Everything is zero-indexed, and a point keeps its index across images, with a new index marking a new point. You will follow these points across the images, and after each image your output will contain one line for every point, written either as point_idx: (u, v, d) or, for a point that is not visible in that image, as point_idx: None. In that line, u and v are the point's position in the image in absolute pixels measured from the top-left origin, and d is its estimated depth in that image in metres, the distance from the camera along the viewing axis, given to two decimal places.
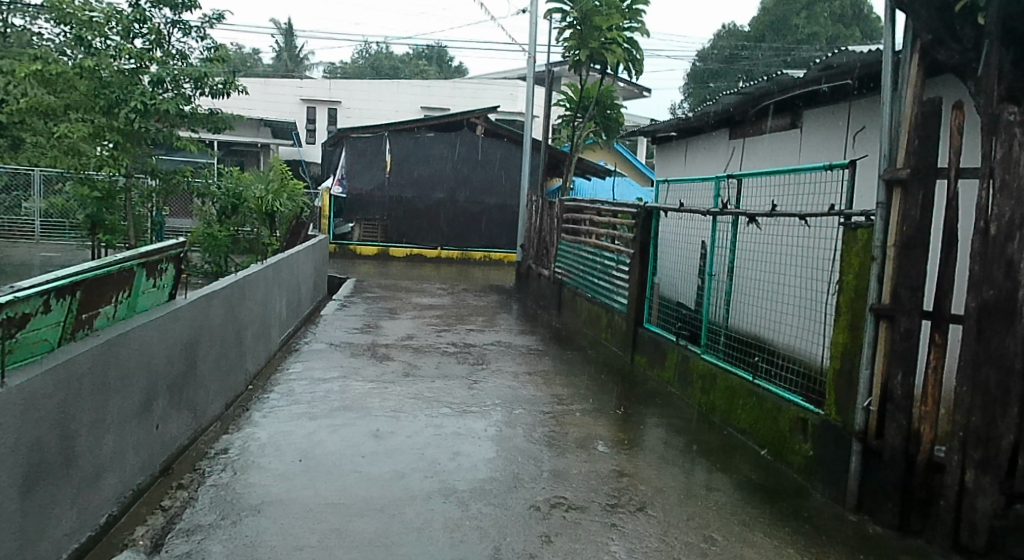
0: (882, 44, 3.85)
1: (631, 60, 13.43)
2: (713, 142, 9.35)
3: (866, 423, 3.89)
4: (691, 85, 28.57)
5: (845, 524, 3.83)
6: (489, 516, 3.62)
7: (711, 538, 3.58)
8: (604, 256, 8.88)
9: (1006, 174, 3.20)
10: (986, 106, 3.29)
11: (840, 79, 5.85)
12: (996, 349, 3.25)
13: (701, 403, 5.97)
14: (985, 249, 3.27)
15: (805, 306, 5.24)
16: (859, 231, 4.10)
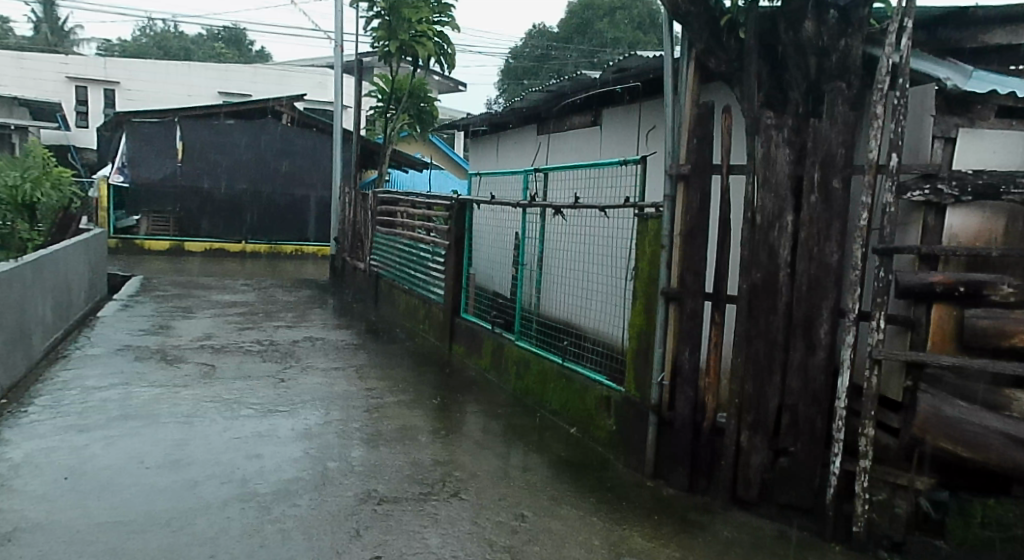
0: (663, 50, 4.15)
1: (443, 54, 13.49)
2: (522, 137, 9.67)
3: (660, 397, 4.21)
4: (506, 82, 29.27)
5: (643, 490, 4.13)
6: (292, 519, 3.49)
7: (522, 515, 3.71)
8: (419, 248, 8.90)
9: (766, 170, 3.60)
10: (748, 110, 3.68)
11: (631, 81, 6.26)
12: (764, 325, 3.63)
13: (515, 388, 6.18)
14: (753, 236, 3.65)
15: (605, 289, 5.49)
16: (650, 221, 4.43)
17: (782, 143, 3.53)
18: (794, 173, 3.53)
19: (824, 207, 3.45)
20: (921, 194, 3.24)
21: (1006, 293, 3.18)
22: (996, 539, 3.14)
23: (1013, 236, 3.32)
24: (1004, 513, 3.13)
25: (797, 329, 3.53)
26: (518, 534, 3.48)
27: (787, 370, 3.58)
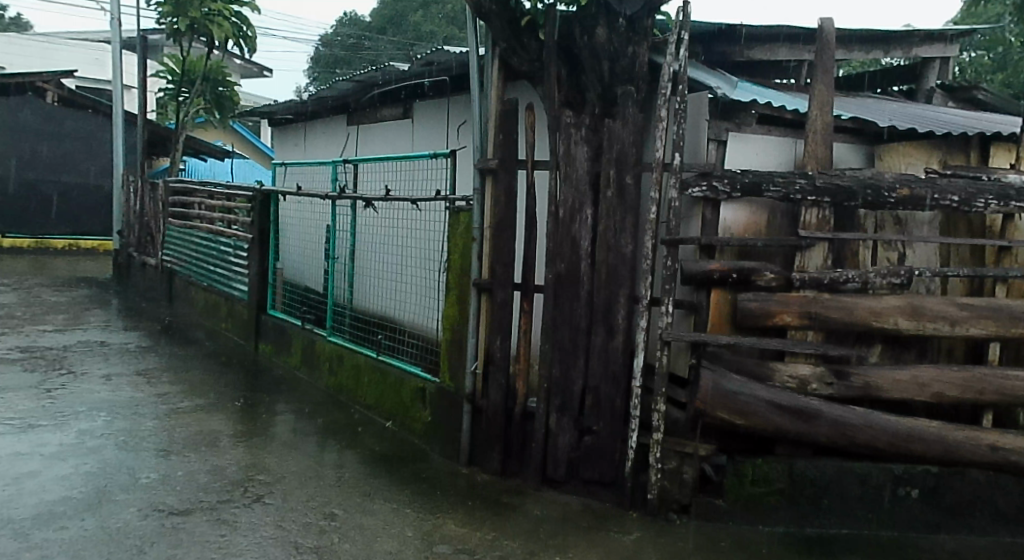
0: (467, 46, 4.23)
1: (242, 35, 12.74)
2: (330, 127, 9.40)
3: (473, 385, 4.30)
4: (316, 70, 28.23)
5: (457, 477, 4.21)
6: (61, 543, 3.16)
7: (332, 514, 3.65)
8: (219, 241, 8.37)
9: (566, 166, 3.80)
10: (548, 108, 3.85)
11: (440, 74, 6.30)
12: (568, 313, 3.83)
13: (328, 385, 6.03)
14: (557, 229, 3.84)
15: (418, 281, 5.49)
16: (461, 214, 4.51)
17: (580, 141, 3.75)
18: (592, 170, 3.77)
19: (619, 201, 3.71)
20: (701, 190, 3.59)
21: (770, 278, 3.64)
22: (763, 493, 3.61)
23: (773, 230, 3.80)
24: (769, 470, 3.62)
25: (598, 315, 3.77)
26: (325, 533, 3.42)
27: (590, 354, 3.82)
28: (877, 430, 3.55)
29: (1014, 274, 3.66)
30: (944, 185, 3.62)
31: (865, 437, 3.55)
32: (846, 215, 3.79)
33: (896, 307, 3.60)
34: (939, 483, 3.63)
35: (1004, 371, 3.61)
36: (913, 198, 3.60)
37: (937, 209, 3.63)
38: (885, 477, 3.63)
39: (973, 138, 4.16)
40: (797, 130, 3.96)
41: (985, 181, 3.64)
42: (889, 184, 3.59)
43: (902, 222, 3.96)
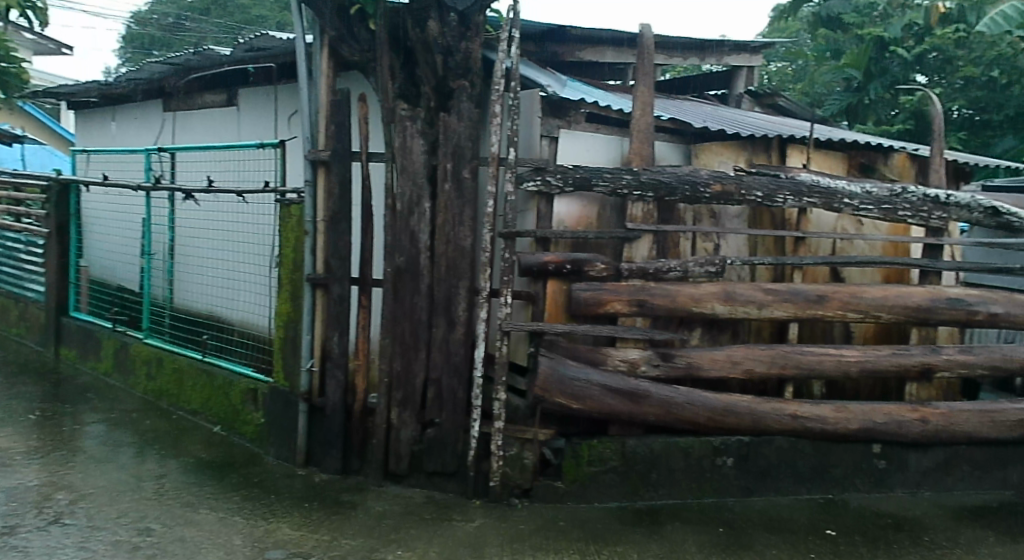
0: (295, 32, 4.07)
1: (33, 8, 11.41)
2: (143, 113, 8.68)
3: (310, 384, 4.17)
4: (127, 50, 25.88)
5: (293, 479, 4.07)
6: None
7: (148, 529, 3.40)
8: (8, 237, 7.47)
9: (403, 159, 3.77)
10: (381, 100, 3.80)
11: (264, 61, 6.01)
12: (408, 306, 3.82)
13: (147, 391, 5.59)
14: (394, 223, 3.80)
15: (246, 277, 5.21)
16: (292, 207, 4.34)
17: (416, 134, 3.75)
18: (429, 163, 3.77)
19: (456, 195, 3.75)
20: (535, 185, 3.71)
21: (601, 269, 3.83)
22: (598, 472, 3.81)
23: (604, 222, 4.01)
24: (603, 450, 3.82)
25: (439, 308, 3.78)
26: (140, 550, 3.17)
27: (431, 347, 3.83)
28: (697, 406, 3.86)
29: (807, 262, 4.12)
30: (750, 183, 4.00)
31: (688, 413, 3.85)
32: (668, 210, 4.08)
33: (712, 293, 3.93)
34: (751, 450, 4.02)
35: (801, 348, 4.05)
36: (724, 194, 3.95)
37: (744, 204, 4.00)
38: (705, 449, 3.96)
39: (773, 141, 4.72)
40: (622, 129, 4.16)
41: (783, 179, 4.07)
42: (704, 181, 3.92)
43: (716, 216, 4.31)
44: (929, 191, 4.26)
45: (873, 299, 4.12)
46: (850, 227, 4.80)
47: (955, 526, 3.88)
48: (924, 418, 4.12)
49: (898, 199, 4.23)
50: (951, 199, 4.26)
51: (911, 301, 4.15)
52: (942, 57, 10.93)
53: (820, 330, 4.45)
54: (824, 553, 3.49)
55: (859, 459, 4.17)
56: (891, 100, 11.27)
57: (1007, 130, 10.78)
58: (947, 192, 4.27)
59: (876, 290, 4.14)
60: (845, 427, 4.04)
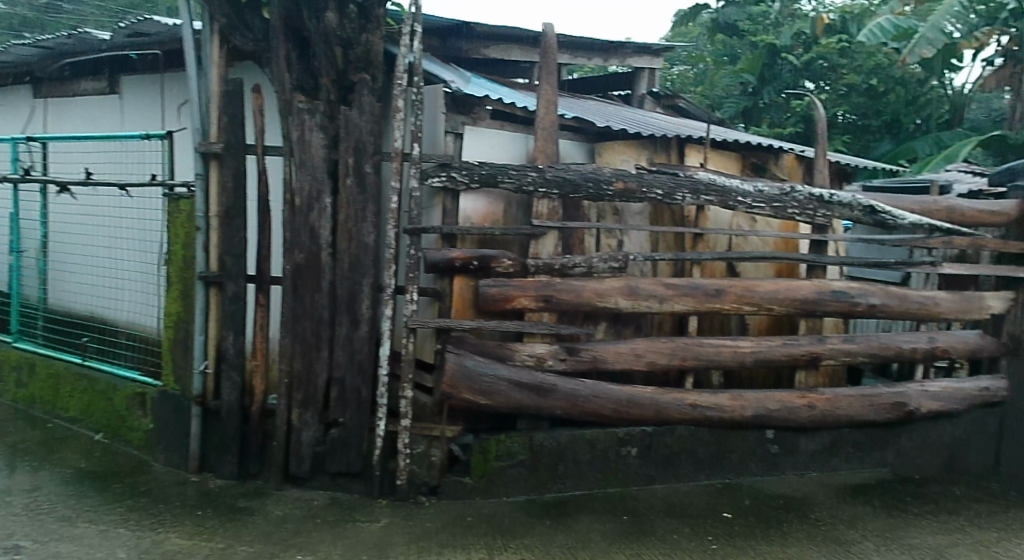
0: (180, 18, 3.89)
1: None
2: (11, 99, 8.06)
3: (203, 386, 4.00)
4: None
5: (186, 487, 3.90)
6: None
7: (19, 546, 3.19)
8: None
9: (302, 153, 3.67)
10: (278, 92, 3.69)
11: (148, 47, 5.72)
12: (309, 304, 3.73)
13: (17, 398, 5.22)
14: (293, 218, 3.70)
15: (131, 276, 4.95)
16: (181, 201, 4.15)
17: (315, 129, 3.66)
18: (329, 158, 3.69)
19: (359, 190, 3.69)
20: (440, 180, 3.69)
21: (507, 265, 3.84)
22: (505, 466, 3.85)
23: (510, 220, 4.04)
24: (511, 444, 3.86)
25: (341, 305, 3.71)
26: None
27: (334, 345, 3.75)
28: (602, 398, 3.96)
29: (706, 257, 4.28)
30: (651, 181, 4.12)
31: (593, 405, 3.93)
32: (573, 207, 4.17)
33: (616, 288, 4.03)
34: (653, 440, 4.15)
35: (700, 339, 4.22)
36: (626, 191, 4.06)
37: (645, 201, 4.12)
38: (610, 439, 4.05)
39: (672, 141, 4.89)
40: (528, 127, 4.21)
41: (681, 178, 4.21)
42: (607, 178, 4.00)
43: (620, 212, 4.42)
44: (814, 190, 4.51)
45: (766, 292, 4.33)
46: (745, 224, 5.03)
47: (839, 504, 4.14)
48: (812, 403, 4.38)
49: (787, 197, 4.45)
50: (834, 198, 4.53)
51: (799, 294, 4.39)
52: (827, 65, 11.61)
53: (718, 322, 4.64)
54: (721, 535, 3.65)
55: (754, 444, 4.37)
56: (782, 104, 11.88)
57: (885, 135, 11.58)
58: (831, 192, 4.53)
59: (768, 284, 4.36)
60: (740, 414, 4.23)
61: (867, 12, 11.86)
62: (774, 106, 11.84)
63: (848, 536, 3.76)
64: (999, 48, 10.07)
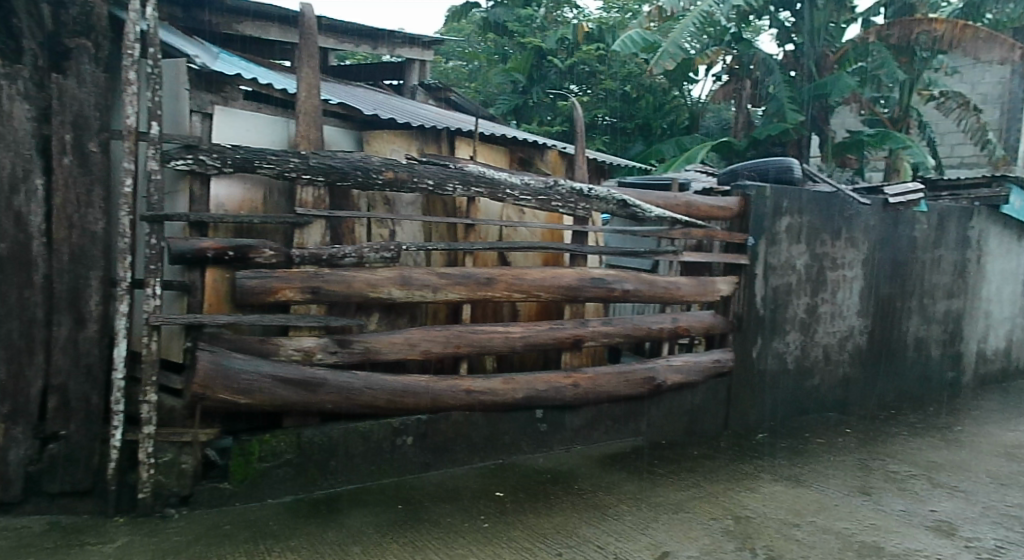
0: None
1: None
2: None
3: None
4: None
5: None
6: None
7: None
8: None
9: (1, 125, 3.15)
10: None
11: None
12: (15, 302, 3.23)
13: None
14: None
15: None
16: None
17: (19, 98, 3.18)
18: (39, 134, 3.24)
19: (80, 170, 3.29)
20: (185, 164, 3.39)
21: (270, 256, 3.66)
22: (269, 467, 3.65)
23: (270, 207, 3.83)
24: (277, 444, 3.66)
25: (60, 303, 3.29)
26: None
27: (51, 348, 3.30)
28: (375, 390, 3.90)
29: (477, 247, 4.38)
30: (422, 171, 4.10)
31: (365, 397, 3.86)
32: (341, 196, 4.05)
33: (388, 279, 3.97)
34: (428, 428, 4.16)
35: (472, 327, 4.31)
36: (397, 180, 4.00)
37: (415, 191, 4.09)
38: (385, 430, 4.01)
39: (442, 133, 4.93)
40: (289, 111, 4.02)
41: (452, 169, 4.25)
42: (376, 167, 3.92)
43: (390, 203, 4.37)
44: (575, 184, 4.77)
45: (534, 279, 4.52)
46: (513, 216, 5.22)
47: (599, 473, 4.47)
48: (576, 382, 4.68)
49: (552, 191, 4.67)
50: (592, 193, 4.83)
51: (563, 281, 4.64)
52: (588, 70, 12.48)
53: (490, 310, 4.76)
54: (493, 514, 3.78)
55: (525, 424, 4.56)
56: (549, 104, 12.55)
57: (638, 137, 12.74)
58: (590, 187, 4.83)
59: (536, 272, 4.55)
60: (512, 396, 4.41)
61: (620, 24, 12.94)
62: (542, 105, 12.47)
63: (605, 502, 4.07)
64: (726, 66, 11.52)
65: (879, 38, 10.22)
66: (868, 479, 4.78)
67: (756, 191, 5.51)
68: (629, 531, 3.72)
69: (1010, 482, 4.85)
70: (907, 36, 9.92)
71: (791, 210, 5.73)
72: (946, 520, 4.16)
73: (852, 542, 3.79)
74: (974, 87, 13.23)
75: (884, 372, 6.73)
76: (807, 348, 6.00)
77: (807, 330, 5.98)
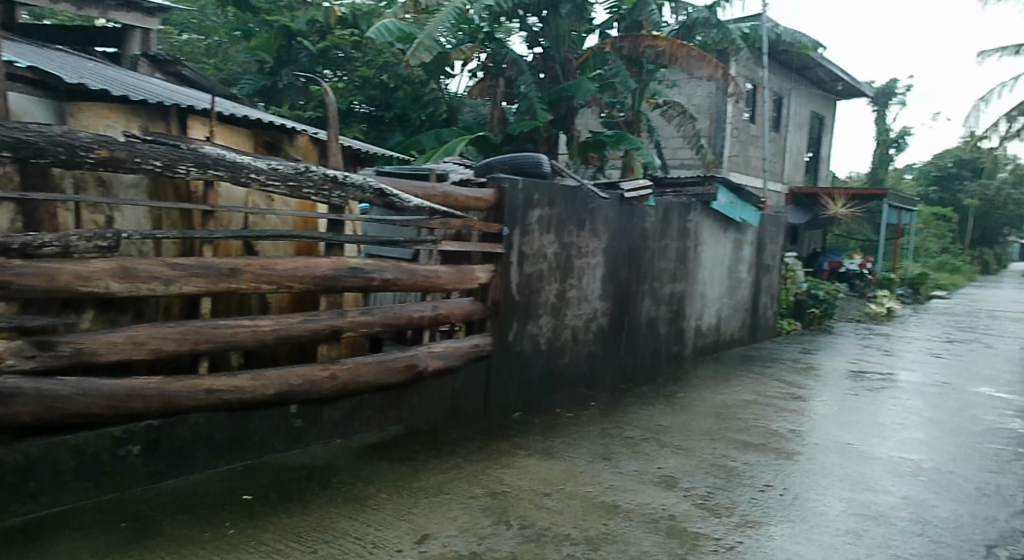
0: None
1: None
2: None
3: None
4: None
5: None
6: None
7: None
8: None
9: None
10: None
11: None
12: None
13: None
14: None
15: None
16: None
17: None
18: None
19: None
20: None
21: None
22: None
23: None
24: None
25: None
26: None
27: None
28: (91, 396, 3.44)
29: (217, 235, 3.99)
30: (146, 150, 3.63)
31: (78, 405, 3.40)
32: (38, 176, 3.55)
33: (104, 270, 3.50)
34: (161, 434, 3.76)
35: (213, 321, 3.95)
36: (114, 160, 3.51)
37: (139, 173, 3.62)
38: (104, 440, 3.55)
39: (171, 110, 4.49)
40: None
41: (184, 149, 3.79)
42: (85, 144, 3.42)
43: (105, 185, 3.87)
44: (330, 170, 4.39)
45: (284, 269, 4.23)
46: (261, 202, 4.89)
47: (356, 465, 4.37)
48: (333, 374, 4.50)
49: (301, 176, 4.26)
50: (348, 179, 4.48)
51: (318, 270, 4.40)
52: (341, 55, 12.41)
53: (235, 303, 4.43)
54: (239, 519, 3.53)
55: (277, 421, 4.31)
56: (300, 88, 12.11)
57: (396, 127, 12.72)
58: (344, 172, 4.48)
59: (287, 262, 4.27)
60: (261, 393, 4.12)
61: (374, 11, 12.81)
62: (293, 89, 11.99)
63: (364, 493, 3.98)
64: (480, 63, 11.87)
65: (613, 49, 11.17)
66: (608, 445, 5.21)
67: (510, 182, 5.69)
68: (388, 519, 3.69)
69: (720, 437, 5.58)
70: (636, 49, 10.95)
71: (541, 202, 6.05)
72: (671, 475, 4.67)
73: (595, 503, 4.11)
74: (690, 99, 15.04)
75: (622, 349, 7.38)
76: (556, 330, 6.38)
77: (557, 313, 6.36)
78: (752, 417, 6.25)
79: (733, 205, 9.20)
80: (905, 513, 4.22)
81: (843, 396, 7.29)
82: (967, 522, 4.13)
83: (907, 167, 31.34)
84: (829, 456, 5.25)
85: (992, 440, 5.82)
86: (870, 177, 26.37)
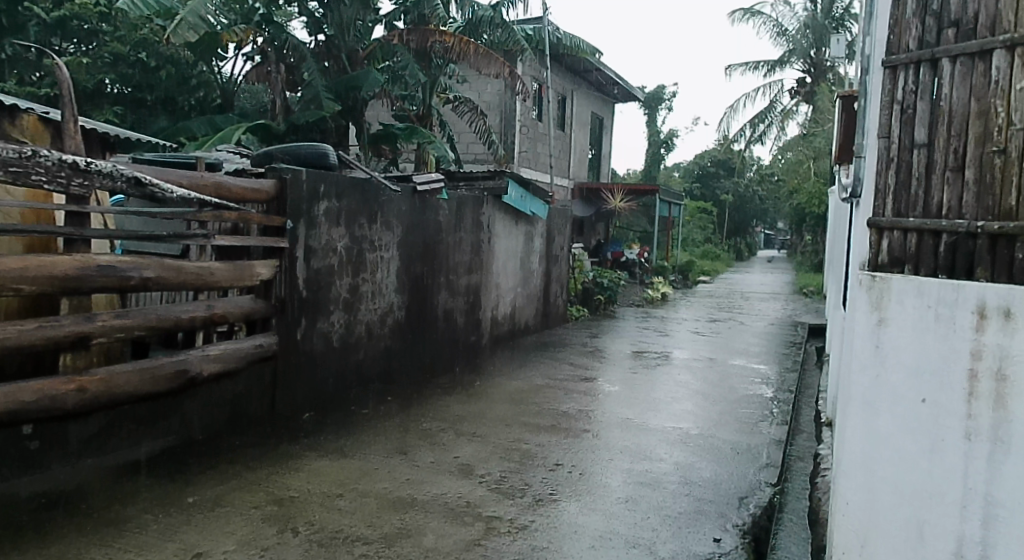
0: None
1: None
2: None
3: None
4: None
5: None
6: None
7: None
8: None
9: None
10: None
11: None
12: None
13: None
14: None
15: None
16: None
17: None
18: None
19: None
20: None
21: None
22: None
23: None
24: None
25: None
26: None
27: None
28: None
29: None
30: None
31: None
32: None
33: None
34: None
35: None
36: None
37: None
38: None
39: None
40: None
41: None
42: None
43: None
44: (65, 155, 3.84)
45: (8, 270, 3.65)
46: None
47: (113, 485, 3.94)
48: (82, 387, 3.90)
49: (28, 162, 3.66)
50: (91, 166, 3.95)
51: (56, 271, 3.85)
52: (87, 28, 11.37)
53: None
54: None
55: (4, 445, 3.76)
56: (31, 62, 10.96)
57: (160, 112, 11.79)
58: (87, 159, 3.95)
59: (13, 261, 3.69)
60: None
61: None
62: (22, 62, 10.85)
63: (124, 515, 3.58)
64: (257, 47, 11.21)
65: (401, 42, 10.96)
66: (405, 439, 5.15)
67: (293, 174, 5.40)
68: (154, 541, 3.35)
69: (515, 422, 5.73)
70: (425, 43, 10.81)
71: (328, 194, 5.80)
72: (467, 463, 4.71)
73: (390, 499, 4.02)
74: (480, 95, 15.36)
75: (420, 342, 7.34)
76: (350, 326, 6.18)
77: (349, 309, 6.16)
78: (544, 400, 6.51)
79: (523, 199, 9.49)
80: (675, 477, 4.61)
81: (625, 375, 7.85)
82: (726, 479, 4.60)
83: (676, 166, 34.60)
84: (612, 431, 5.61)
85: (747, 405, 6.57)
86: (645, 175, 28.72)
